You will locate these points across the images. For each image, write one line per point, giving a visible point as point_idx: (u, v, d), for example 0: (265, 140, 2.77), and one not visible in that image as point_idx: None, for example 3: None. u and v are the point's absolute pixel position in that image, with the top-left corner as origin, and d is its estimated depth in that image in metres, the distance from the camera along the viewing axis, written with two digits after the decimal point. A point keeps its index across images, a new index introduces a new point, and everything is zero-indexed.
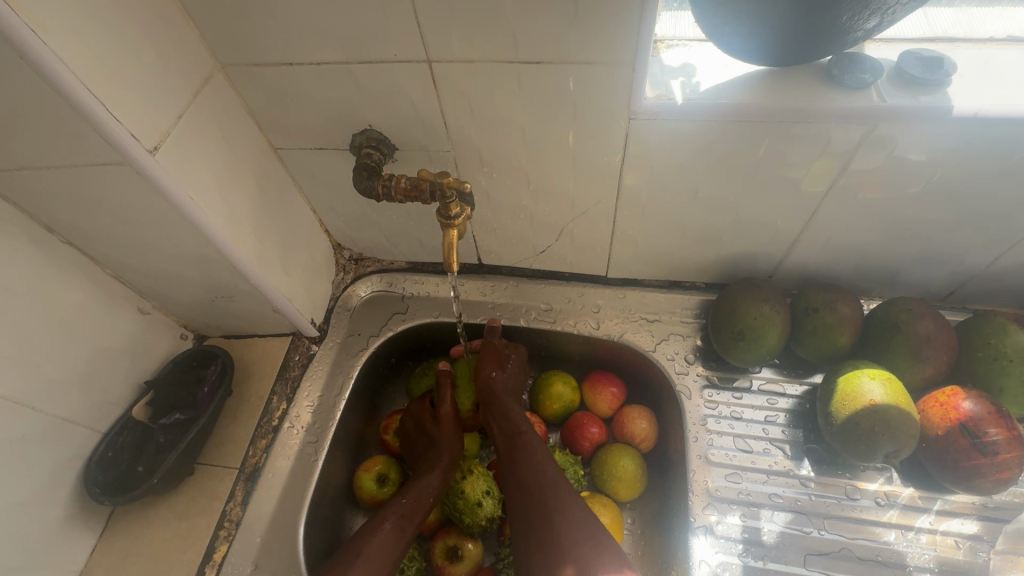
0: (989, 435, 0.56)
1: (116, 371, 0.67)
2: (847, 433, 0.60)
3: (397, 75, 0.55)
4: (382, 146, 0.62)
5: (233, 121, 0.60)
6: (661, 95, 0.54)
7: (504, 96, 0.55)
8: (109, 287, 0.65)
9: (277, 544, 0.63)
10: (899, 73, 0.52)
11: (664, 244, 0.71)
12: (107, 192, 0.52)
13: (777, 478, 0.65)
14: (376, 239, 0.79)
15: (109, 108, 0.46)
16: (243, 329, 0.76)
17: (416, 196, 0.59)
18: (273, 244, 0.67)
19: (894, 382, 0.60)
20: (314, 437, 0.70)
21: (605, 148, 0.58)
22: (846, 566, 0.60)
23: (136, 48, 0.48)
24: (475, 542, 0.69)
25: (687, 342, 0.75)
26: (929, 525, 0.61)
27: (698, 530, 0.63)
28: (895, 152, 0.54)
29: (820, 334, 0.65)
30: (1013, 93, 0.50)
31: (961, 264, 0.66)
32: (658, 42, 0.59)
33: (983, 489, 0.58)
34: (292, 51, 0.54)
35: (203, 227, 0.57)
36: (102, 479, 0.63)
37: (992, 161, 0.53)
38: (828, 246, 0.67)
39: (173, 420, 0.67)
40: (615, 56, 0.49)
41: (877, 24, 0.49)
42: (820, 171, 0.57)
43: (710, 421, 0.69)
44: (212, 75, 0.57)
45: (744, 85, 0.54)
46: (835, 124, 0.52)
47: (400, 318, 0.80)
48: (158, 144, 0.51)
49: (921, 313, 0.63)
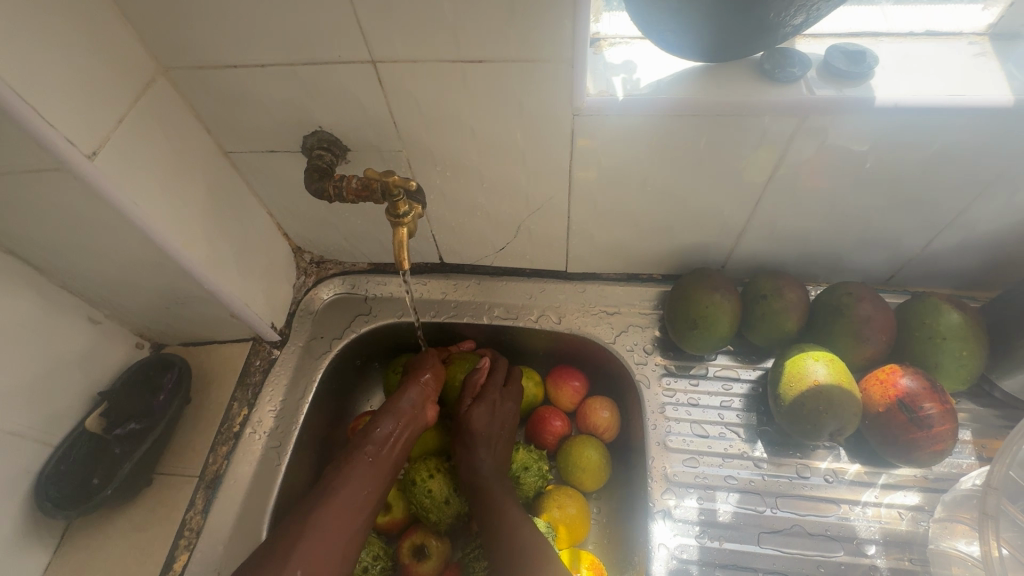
0: (924, 409, 0.59)
1: (67, 383, 0.65)
2: (796, 414, 0.62)
3: (343, 76, 0.55)
4: (333, 148, 0.62)
5: (178, 125, 0.59)
6: (602, 91, 0.56)
7: (450, 95, 0.56)
8: (56, 297, 0.63)
9: (241, 550, 0.63)
10: (827, 66, 0.55)
11: (619, 238, 0.72)
12: (48, 200, 0.51)
13: (732, 461, 0.67)
14: (336, 242, 0.79)
15: (41, 111, 0.45)
16: (202, 336, 0.75)
17: (368, 196, 0.59)
18: (227, 248, 0.66)
19: (838, 362, 0.62)
20: (277, 442, 0.70)
21: (553, 145, 0.60)
22: (798, 541, 0.62)
23: (71, 52, 0.47)
24: (442, 540, 0.70)
25: (645, 333, 0.77)
26: (875, 498, 0.64)
27: (657, 515, 0.64)
28: (826, 141, 0.56)
29: (768, 319, 0.68)
30: (929, 83, 0.53)
31: (898, 248, 0.69)
32: (601, 41, 0.60)
33: (922, 461, 0.61)
34: (235, 53, 0.54)
35: (150, 231, 0.56)
36: (55, 492, 0.62)
37: (917, 148, 0.56)
38: (774, 234, 0.69)
39: (129, 430, 0.66)
40: (554, 54, 0.51)
41: (804, 21, 0.51)
42: (761, 161, 0.59)
43: (668, 409, 0.71)
44: (155, 79, 0.56)
45: (682, 81, 0.56)
46: (768, 116, 0.54)
47: (364, 320, 0.80)
48: (97, 149, 0.50)
49: (862, 296, 0.65)
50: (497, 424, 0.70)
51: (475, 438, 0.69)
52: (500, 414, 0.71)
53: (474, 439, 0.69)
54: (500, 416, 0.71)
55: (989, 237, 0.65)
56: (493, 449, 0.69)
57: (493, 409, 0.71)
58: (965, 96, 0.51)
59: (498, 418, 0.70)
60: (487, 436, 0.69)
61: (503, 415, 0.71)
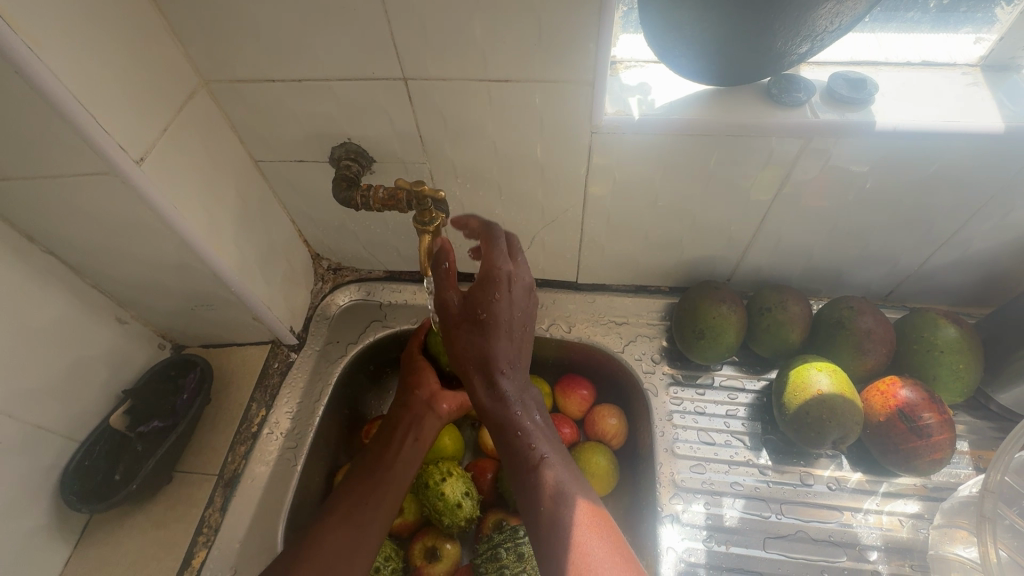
0: (923, 419, 0.62)
1: (94, 381, 0.67)
2: (799, 422, 0.64)
3: (374, 91, 0.58)
4: (360, 159, 0.65)
5: (215, 135, 0.62)
6: (619, 111, 0.59)
7: (475, 112, 0.59)
8: (87, 296, 0.65)
9: (257, 549, 0.64)
10: (830, 92, 0.58)
11: (629, 250, 0.75)
12: (92, 202, 0.54)
13: (738, 468, 0.69)
14: (354, 250, 0.81)
15: (97, 119, 0.48)
16: (223, 338, 0.77)
17: (393, 205, 0.63)
18: (253, 253, 0.69)
19: (840, 373, 0.65)
20: (293, 443, 0.71)
21: (570, 160, 0.63)
22: (802, 547, 0.64)
23: (123, 64, 0.50)
24: (453, 543, 0.71)
25: (653, 343, 0.79)
26: (876, 506, 0.66)
27: (665, 519, 0.66)
28: (830, 162, 0.60)
29: (773, 331, 0.70)
30: (927, 110, 0.56)
31: (897, 265, 0.72)
32: (617, 64, 0.64)
33: (922, 469, 0.63)
34: (274, 69, 0.57)
35: (186, 234, 0.58)
36: (79, 487, 0.64)
37: (913, 171, 0.59)
38: (778, 250, 0.72)
39: (151, 428, 0.68)
40: (577, 75, 0.54)
41: (809, 50, 0.55)
42: (767, 180, 0.63)
43: (675, 416, 0.73)
44: (196, 90, 0.59)
45: (694, 103, 0.59)
46: (775, 137, 0.57)
47: (379, 326, 0.82)
48: (144, 155, 0.53)
49: (863, 310, 0.68)
50: (518, 309, 0.60)
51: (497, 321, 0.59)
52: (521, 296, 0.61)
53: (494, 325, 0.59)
54: (518, 300, 0.60)
55: (982, 257, 0.68)
56: (512, 334, 0.60)
57: (513, 294, 0.60)
58: (960, 123, 0.55)
59: (521, 303, 0.61)
60: (515, 320, 0.60)
61: (504, 320, 0.59)
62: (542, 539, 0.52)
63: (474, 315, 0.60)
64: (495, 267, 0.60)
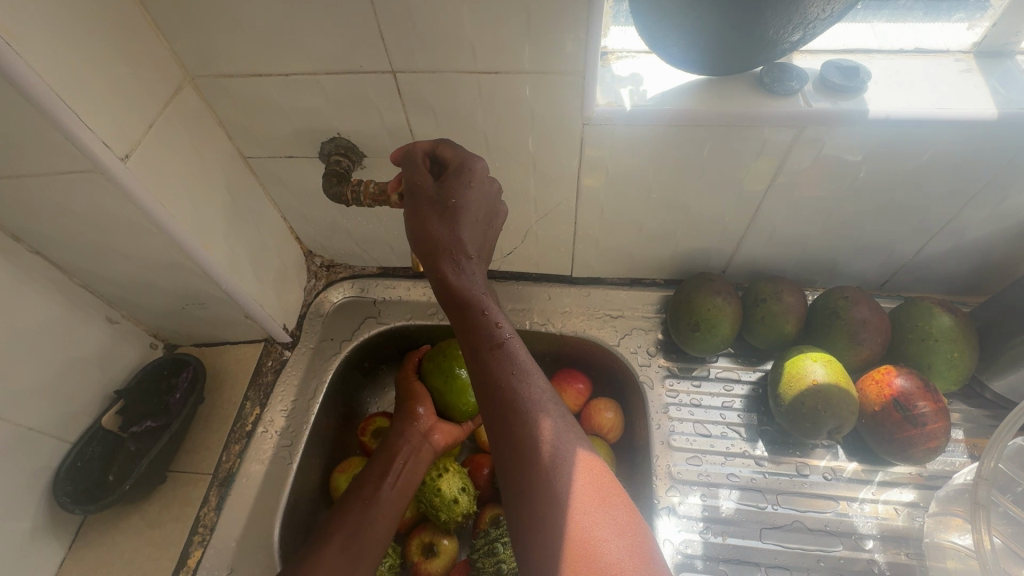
0: (918, 408, 0.61)
1: (85, 381, 0.67)
2: (795, 413, 0.64)
3: (362, 84, 0.57)
4: (350, 153, 0.65)
5: (202, 131, 0.61)
6: (611, 102, 0.58)
7: (465, 104, 0.59)
8: (75, 296, 0.65)
9: (253, 547, 0.64)
10: (822, 81, 0.58)
11: (623, 243, 0.75)
12: (77, 200, 0.53)
13: (734, 459, 0.69)
14: (347, 246, 0.81)
15: (79, 116, 0.47)
16: (215, 337, 0.77)
17: (385, 200, 0.63)
18: (244, 251, 0.68)
19: (835, 363, 0.65)
20: (288, 441, 0.71)
21: (562, 153, 0.62)
22: (799, 537, 0.64)
23: (105, 59, 0.49)
24: (451, 538, 0.71)
25: (648, 335, 0.79)
26: (872, 495, 0.66)
27: (662, 511, 0.66)
28: (823, 152, 0.59)
29: (768, 322, 0.70)
30: (921, 97, 0.56)
31: (892, 254, 0.72)
32: (608, 55, 0.63)
33: (917, 458, 0.63)
34: (260, 63, 0.57)
35: (174, 232, 0.58)
36: (72, 488, 0.63)
37: (907, 159, 0.59)
38: (773, 241, 0.72)
39: (144, 428, 0.67)
40: (567, 66, 0.53)
41: (801, 38, 0.54)
42: (760, 170, 0.62)
43: (671, 409, 0.73)
44: (181, 85, 0.58)
45: (686, 93, 0.59)
46: (768, 127, 0.57)
47: (373, 323, 0.81)
48: (129, 152, 0.52)
49: (858, 300, 0.68)
50: (484, 206, 0.54)
51: (462, 212, 0.52)
52: (487, 194, 0.54)
53: (459, 216, 0.52)
54: (484, 197, 0.54)
55: (977, 244, 0.68)
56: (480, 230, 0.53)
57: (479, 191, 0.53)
58: (954, 110, 0.54)
59: (488, 202, 0.54)
60: (482, 216, 0.54)
61: (472, 210, 0.52)
62: (513, 451, 0.48)
63: (437, 204, 0.53)
64: (469, 160, 0.54)
